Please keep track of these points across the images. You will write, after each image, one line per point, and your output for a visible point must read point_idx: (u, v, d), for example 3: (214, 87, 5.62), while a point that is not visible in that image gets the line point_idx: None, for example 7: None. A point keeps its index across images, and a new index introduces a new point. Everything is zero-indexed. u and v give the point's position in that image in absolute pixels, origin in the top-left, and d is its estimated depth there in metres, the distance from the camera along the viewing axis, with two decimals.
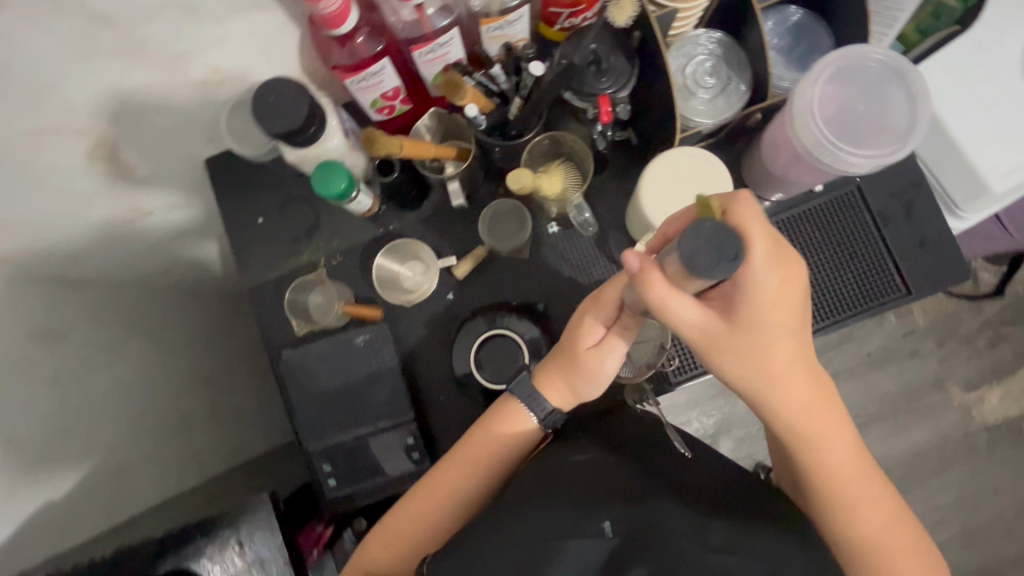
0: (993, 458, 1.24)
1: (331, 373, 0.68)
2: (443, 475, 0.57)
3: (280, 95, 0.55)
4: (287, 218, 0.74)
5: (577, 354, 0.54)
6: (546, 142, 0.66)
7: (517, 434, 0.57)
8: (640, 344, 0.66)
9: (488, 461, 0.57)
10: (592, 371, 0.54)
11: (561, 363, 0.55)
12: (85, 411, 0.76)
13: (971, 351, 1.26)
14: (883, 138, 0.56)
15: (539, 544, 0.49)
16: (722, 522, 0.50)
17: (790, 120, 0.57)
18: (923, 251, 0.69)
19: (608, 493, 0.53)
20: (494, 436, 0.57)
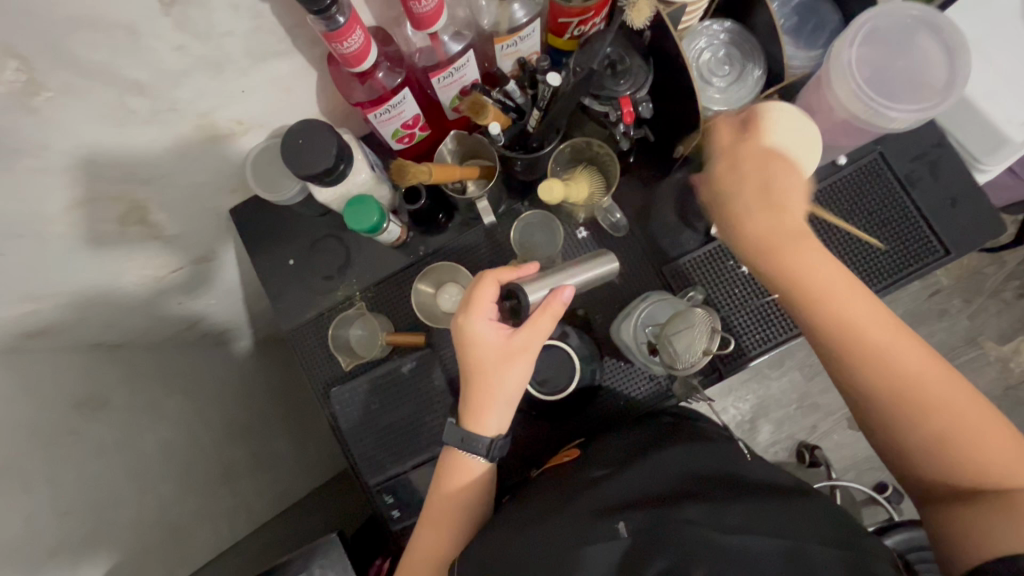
0: None
1: (381, 405, 0.68)
2: (422, 537, 0.57)
3: (307, 138, 0.56)
4: (317, 258, 0.75)
5: (481, 359, 0.54)
6: (568, 151, 0.67)
7: (461, 486, 0.57)
8: (687, 330, 0.58)
9: (455, 521, 0.57)
10: (502, 369, 0.54)
11: (479, 385, 0.55)
12: (135, 479, 0.77)
13: (1001, 304, 1.26)
14: (921, 92, 0.55)
15: (555, 554, 0.47)
16: (739, 507, 0.48)
17: (829, 88, 0.57)
18: (955, 211, 0.69)
19: (627, 497, 0.51)
20: (450, 490, 0.57)
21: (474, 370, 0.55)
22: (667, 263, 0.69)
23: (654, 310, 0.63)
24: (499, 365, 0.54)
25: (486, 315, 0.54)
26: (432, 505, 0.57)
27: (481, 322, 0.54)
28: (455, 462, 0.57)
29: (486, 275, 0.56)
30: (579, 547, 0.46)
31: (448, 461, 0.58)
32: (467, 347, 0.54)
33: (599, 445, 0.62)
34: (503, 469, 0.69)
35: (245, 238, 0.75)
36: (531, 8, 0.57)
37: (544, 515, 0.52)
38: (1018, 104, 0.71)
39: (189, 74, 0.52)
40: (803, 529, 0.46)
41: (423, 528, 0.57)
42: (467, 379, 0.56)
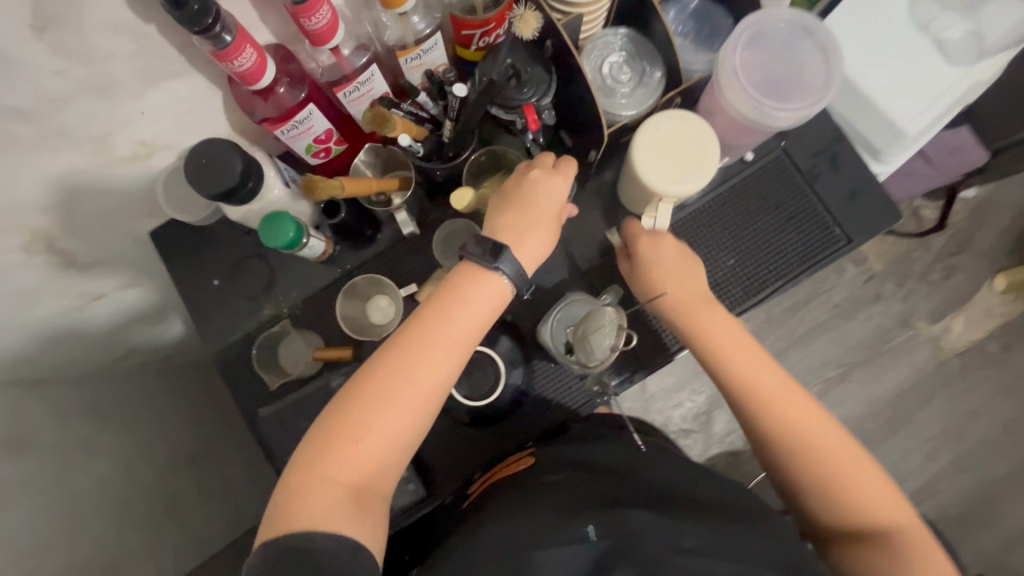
0: (971, 383, 1.31)
1: (311, 422, 0.68)
2: (405, 353, 0.51)
3: (209, 157, 0.55)
4: (243, 277, 0.74)
5: (545, 192, 0.58)
6: (484, 157, 0.68)
7: (478, 317, 0.54)
8: (599, 330, 0.59)
9: (448, 350, 0.52)
10: (550, 212, 0.58)
11: (528, 215, 0.57)
12: (62, 517, 0.73)
13: (929, 285, 1.34)
14: (805, 91, 0.59)
15: (515, 555, 0.49)
16: (696, 529, 0.49)
17: (721, 93, 0.60)
18: (854, 201, 0.73)
19: (586, 505, 0.53)
20: (453, 312, 0.53)
21: (523, 224, 0.57)
22: (591, 266, 0.72)
23: (572, 309, 0.64)
24: (548, 230, 0.58)
25: (563, 189, 0.59)
26: (433, 314, 0.53)
27: (555, 191, 0.58)
28: (473, 288, 0.54)
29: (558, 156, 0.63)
30: (538, 551, 0.49)
31: (465, 275, 0.54)
32: (530, 201, 0.58)
33: (548, 454, 0.64)
34: (442, 478, 0.68)
35: (167, 262, 0.73)
36: (431, 21, 0.58)
37: (512, 520, 0.54)
38: (906, 99, 0.76)
39: (76, 98, 0.51)
40: (756, 560, 0.48)
41: (425, 349, 0.51)
42: (508, 223, 0.57)
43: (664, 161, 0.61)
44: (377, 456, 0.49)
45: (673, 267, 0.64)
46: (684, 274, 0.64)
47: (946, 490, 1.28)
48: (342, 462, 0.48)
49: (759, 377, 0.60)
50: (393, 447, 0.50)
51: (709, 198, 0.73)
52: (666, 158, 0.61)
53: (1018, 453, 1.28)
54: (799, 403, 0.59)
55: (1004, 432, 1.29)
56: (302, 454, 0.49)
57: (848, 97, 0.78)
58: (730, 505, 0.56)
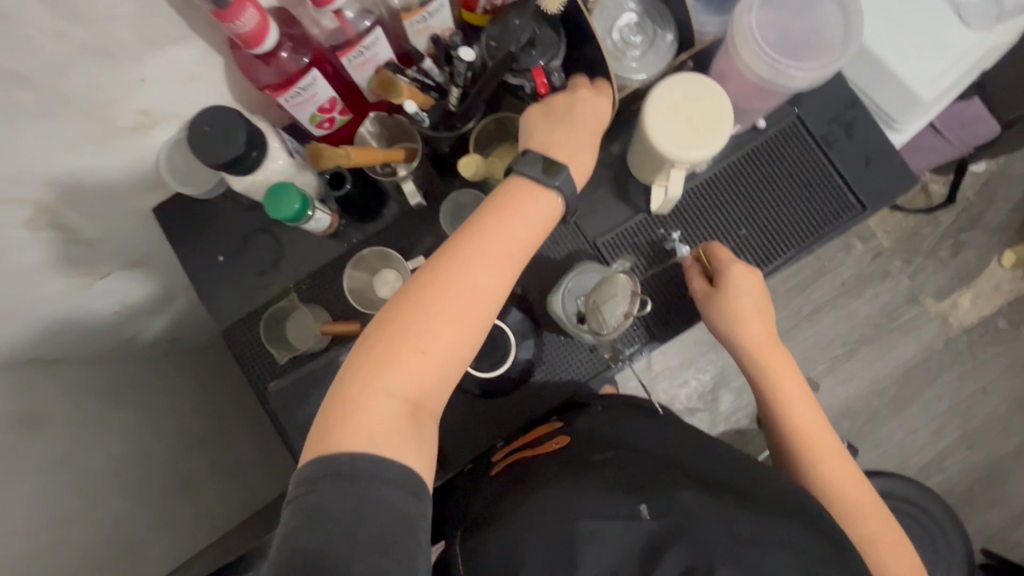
0: (979, 359, 1.30)
1: (321, 396, 0.67)
2: (460, 269, 0.51)
3: (212, 125, 0.54)
4: (249, 253, 0.73)
5: (586, 107, 0.58)
6: (492, 125, 0.67)
7: (528, 235, 0.54)
8: (611, 298, 0.59)
9: (504, 266, 0.52)
10: (593, 126, 0.58)
11: (572, 131, 0.57)
12: (76, 494, 0.74)
13: (938, 261, 1.32)
14: (822, 50, 0.57)
15: (565, 535, 0.48)
16: (752, 515, 0.48)
17: (735, 55, 0.58)
18: (869, 168, 0.72)
19: (633, 484, 0.52)
20: (507, 229, 0.53)
21: (569, 140, 0.57)
22: (601, 236, 0.71)
23: (581, 278, 0.63)
24: (589, 146, 0.58)
25: (606, 111, 0.59)
26: (487, 231, 0.52)
27: (597, 111, 0.58)
28: (522, 207, 0.54)
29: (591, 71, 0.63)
30: (586, 523, 0.49)
31: (516, 194, 0.54)
32: (576, 118, 0.57)
33: (583, 427, 0.63)
34: (452, 451, 0.68)
35: (172, 238, 0.73)
36: None
37: (560, 491, 0.53)
38: (924, 63, 0.74)
39: (77, 63, 0.50)
40: (812, 549, 0.47)
41: (476, 264, 0.51)
42: (551, 138, 0.57)
43: (676, 128, 0.59)
44: (432, 369, 0.49)
45: (745, 311, 0.66)
46: (755, 321, 0.66)
47: (953, 466, 1.28)
48: (402, 377, 0.48)
49: (797, 411, 0.65)
50: (449, 362, 0.50)
51: (721, 165, 0.72)
52: (680, 125, 0.59)
53: None
54: (833, 446, 0.64)
55: (1011, 407, 1.28)
56: (352, 367, 0.49)
57: (864, 62, 0.76)
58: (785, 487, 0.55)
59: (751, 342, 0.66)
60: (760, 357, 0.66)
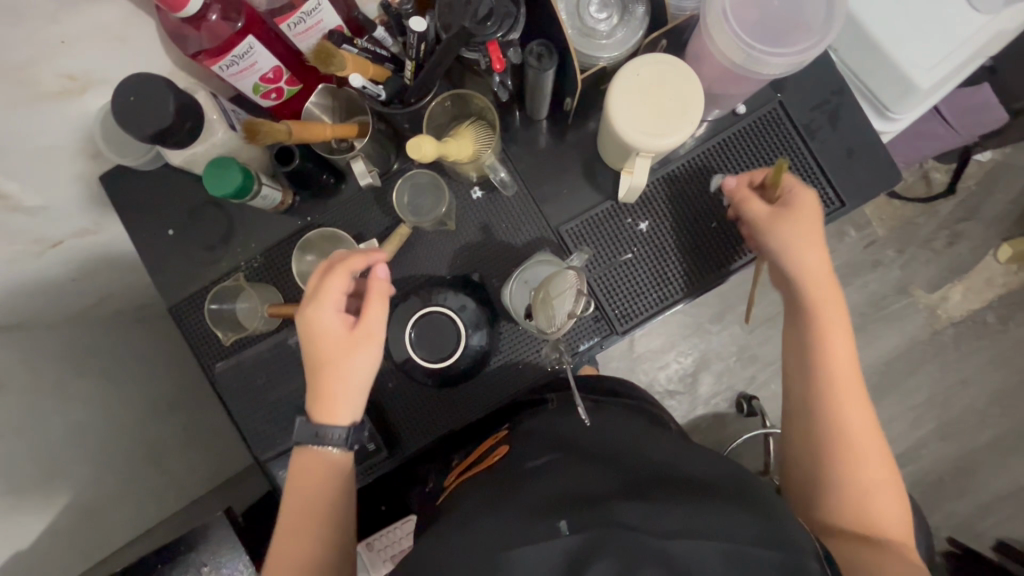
0: (964, 352, 1.29)
1: (269, 378, 0.66)
2: (287, 525, 0.53)
3: (140, 94, 0.51)
4: (199, 227, 0.70)
5: (331, 353, 0.54)
6: (451, 102, 0.63)
7: (336, 465, 0.55)
8: (560, 296, 0.58)
9: (319, 488, 0.54)
10: (353, 382, 0.54)
11: (329, 377, 0.54)
12: (45, 459, 0.72)
13: (931, 252, 1.29)
14: (799, 33, 0.53)
15: (484, 551, 0.42)
16: (681, 509, 0.42)
17: (706, 36, 0.54)
18: (851, 161, 0.68)
19: (564, 496, 0.45)
20: (316, 483, 0.54)
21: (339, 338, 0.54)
22: (565, 224, 0.68)
23: (534, 272, 0.62)
24: (363, 368, 0.54)
25: (338, 293, 0.54)
26: (296, 478, 0.55)
27: (335, 291, 0.54)
28: (321, 453, 0.55)
29: (336, 266, 0.54)
30: (516, 548, 0.41)
31: (296, 466, 0.55)
32: (324, 351, 0.54)
33: (528, 433, 0.59)
34: (406, 437, 0.68)
35: (120, 208, 0.69)
36: None
37: (482, 510, 0.46)
38: (924, 48, 0.68)
39: None
40: (744, 549, 0.40)
41: (304, 497, 0.54)
42: (315, 354, 0.54)
43: (642, 112, 0.55)
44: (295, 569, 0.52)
45: (807, 241, 0.60)
46: (811, 255, 0.60)
47: (927, 457, 1.28)
48: None
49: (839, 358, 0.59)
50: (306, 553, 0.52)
51: (695, 153, 0.68)
52: (645, 108, 0.55)
53: (1003, 423, 1.28)
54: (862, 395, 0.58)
55: (991, 402, 1.28)
56: None
57: (858, 45, 0.71)
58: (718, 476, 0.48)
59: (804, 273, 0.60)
60: (810, 279, 0.60)
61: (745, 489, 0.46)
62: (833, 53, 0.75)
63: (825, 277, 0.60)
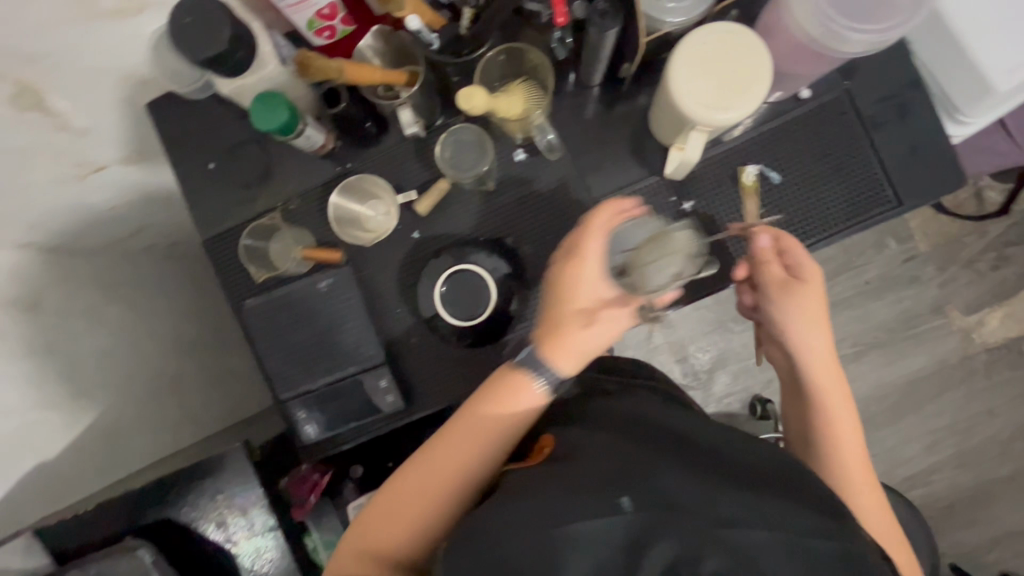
0: (993, 380, 1.24)
1: (296, 319, 0.66)
2: (469, 423, 0.53)
3: (196, 14, 0.50)
4: (239, 164, 0.70)
5: (578, 298, 0.54)
6: (502, 58, 0.62)
7: (533, 400, 0.54)
8: (659, 270, 0.56)
9: (515, 413, 0.53)
10: (586, 334, 0.54)
11: (559, 311, 0.54)
12: None
13: (974, 274, 1.24)
14: (884, 9, 0.50)
15: (541, 529, 0.40)
16: (742, 492, 0.40)
17: (783, 3, 0.52)
18: (914, 160, 0.64)
19: (619, 468, 0.43)
20: (510, 401, 0.53)
21: (592, 313, 0.54)
22: (607, 195, 0.66)
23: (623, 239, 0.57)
24: (603, 337, 0.54)
25: (596, 267, 0.55)
26: (495, 382, 0.54)
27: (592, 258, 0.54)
28: (528, 377, 0.54)
29: (600, 213, 0.55)
30: (572, 522, 0.39)
31: (507, 371, 0.54)
32: (567, 289, 0.55)
33: (569, 410, 0.56)
34: (424, 395, 0.68)
35: (164, 137, 0.70)
36: None
37: (538, 482, 0.45)
38: (1010, 44, 0.63)
39: None
40: (812, 543, 0.38)
41: (491, 413, 0.53)
42: (558, 310, 0.55)
43: (704, 83, 0.53)
44: (449, 472, 0.52)
45: (815, 321, 0.59)
46: (824, 342, 0.59)
47: (939, 481, 1.24)
48: (420, 490, 0.52)
49: (850, 448, 0.59)
50: (463, 465, 0.52)
51: (754, 134, 0.65)
52: (708, 79, 0.53)
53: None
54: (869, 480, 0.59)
55: (1015, 434, 1.23)
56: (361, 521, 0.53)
57: (935, 37, 0.67)
58: (770, 451, 0.46)
59: (812, 349, 0.59)
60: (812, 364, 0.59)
61: (805, 475, 0.45)
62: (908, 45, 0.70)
63: (830, 369, 0.59)
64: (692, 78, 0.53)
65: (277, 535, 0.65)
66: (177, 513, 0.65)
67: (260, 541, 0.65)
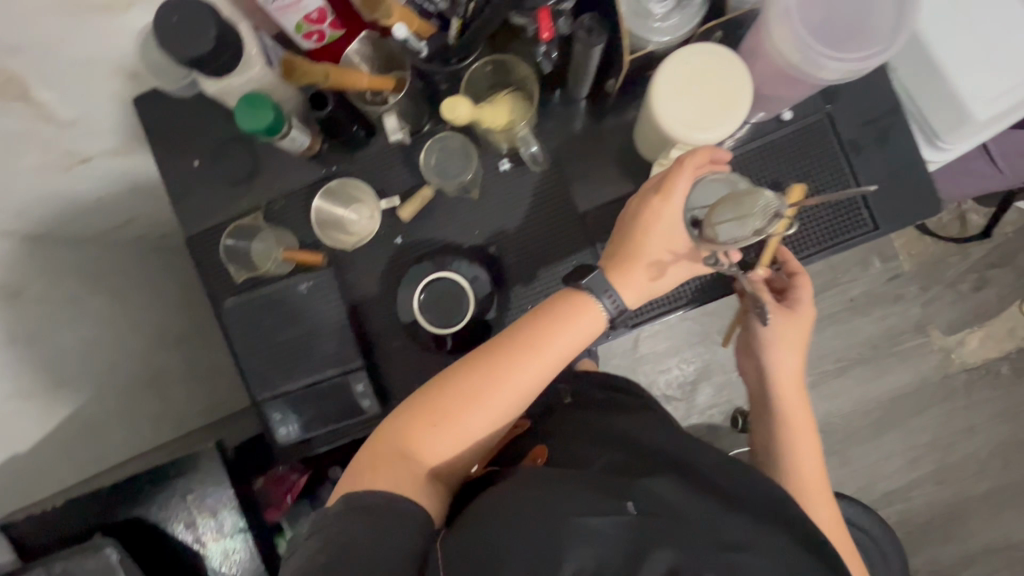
0: (972, 400, 1.26)
1: (275, 320, 0.66)
2: (528, 346, 0.55)
3: (183, 14, 0.50)
4: (225, 162, 0.70)
5: (653, 238, 0.55)
6: (490, 68, 0.62)
7: (590, 331, 0.56)
8: (734, 222, 0.51)
9: (572, 344, 0.56)
10: (651, 275, 0.57)
11: (633, 248, 0.56)
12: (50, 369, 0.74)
13: (956, 295, 1.26)
14: (861, 40, 0.51)
15: (548, 519, 0.42)
16: (739, 518, 0.44)
17: (764, 26, 0.52)
18: (893, 185, 0.66)
19: (626, 482, 0.47)
20: (571, 333, 0.56)
21: (662, 258, 0.56)
22: (591, 208, 0.66)
23: (707, 188, 0.54)
24: (671, 279, 0.58)
25: (680, 209, 0.55)
26: (560, 309, 0.56)
27: (678, 200, 0.54)
28: (593, 308, 0.56)
29: (692, 153, 0.54)
30: (580, 516, 0.42)
31: (573, 299, 0.56)
32: (644, 229, 0.55)
33: (568, 432, 0.61)
34: (401, 400, 0.68)
35: (150, 134, 0.69)
36: None
37: (540, 479, 0.47)
38: (988, 74, 0.65)
39: None
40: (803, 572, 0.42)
41: (551, 342, 0.55)
42: (632, 244, 0.56)
43: (684, 102, 0.54)
44: (503, 392, 0.54)
45: (787, 337, 0.61)
46: (792, 357, 0.62)
47: (917, 498, 1.26)
48: (469, 403, 0.54)
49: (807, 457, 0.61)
50: (515, 389, 0.55)
51: (736, 153, 0.66)
52: (688, 97, 0.54)
53: (1001, 476, 1.25)
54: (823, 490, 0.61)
55: (992, 454, 1.25)
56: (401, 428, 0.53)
57: (917, 64, 0.68)
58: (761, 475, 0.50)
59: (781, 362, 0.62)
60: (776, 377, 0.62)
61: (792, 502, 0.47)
62: (890, 70, 0.72)
63: (792, 382, 0.62)
64: (675, 94, 0.54)
65: (248, 537, 0.65)
66: (148, 512, 0.65)
67: (230, 543, 0.65)
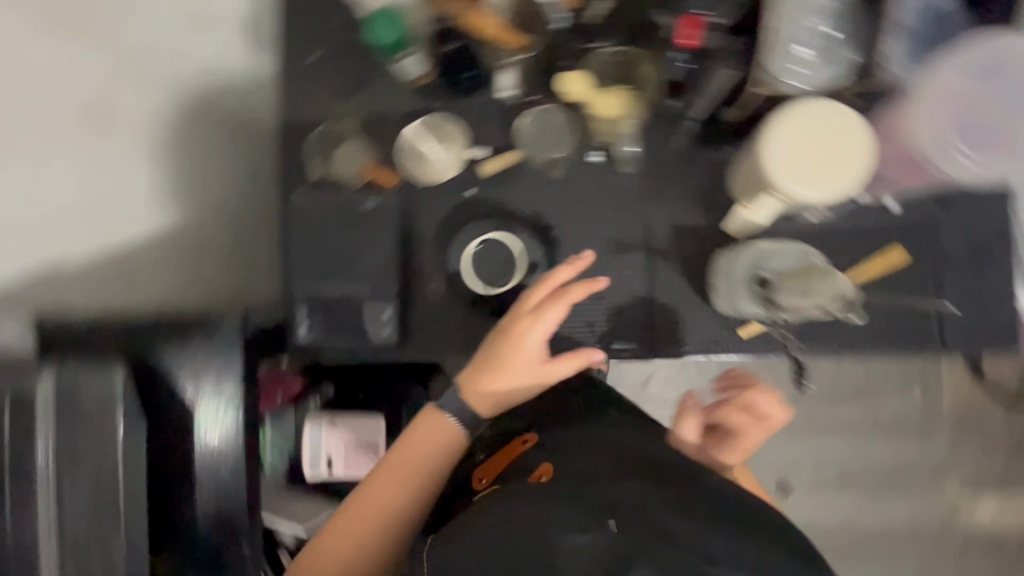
0: (967, 562, 1.18)
1: (332, 226, 0.68)
2: (409, 454, 0.62)
3: None
4: (335, 66, 0.72)
5: (517, 349, 0.59)
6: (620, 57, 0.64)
7: (449, 436, 0.62)
8: (800, 293, 0.58)
9: (443, 454, 0.62)
10: (503, 384, 0.60)
11: (504, 357, 0.59)
12: None
13: (989, 453, 1.19)
14: (994, 144, 0.57)
15: (528, 538, 0.43)
16: (726, 533, 0.43)
17: (908, 114, 0.58)
18: (973, 311, 0.63)
19: (614, 496, 0.46)
20: (432, 457, 0.62)
21: (520, 369, 0.59)
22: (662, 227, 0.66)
23: (779, 256, 0.60)
24: (524, 384, 0.60)
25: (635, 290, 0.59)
26: (423, 442, 0.62)
27: (544, 326, 0.59)
28: (444, 428, 0.62)
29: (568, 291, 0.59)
30: (561, 537, 0.43)
31: (431, 424, 0.62)
32: (514, 342, 0.59)
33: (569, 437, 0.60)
34: (417, 342, 0.69)
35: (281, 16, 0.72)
36: None
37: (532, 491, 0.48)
38: None
39: None
40: None
41: (421, 458, 0.62)
42: (497, 354, 0.59)
43: (799, 152, 0.53)
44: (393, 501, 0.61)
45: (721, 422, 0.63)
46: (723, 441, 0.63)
47: None
48: (371, 518, 0.60)
49: None
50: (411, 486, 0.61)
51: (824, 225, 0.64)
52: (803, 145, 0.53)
53: None
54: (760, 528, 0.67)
55: None
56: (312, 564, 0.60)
57: None
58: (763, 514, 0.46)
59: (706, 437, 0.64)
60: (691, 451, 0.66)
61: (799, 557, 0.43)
62: None
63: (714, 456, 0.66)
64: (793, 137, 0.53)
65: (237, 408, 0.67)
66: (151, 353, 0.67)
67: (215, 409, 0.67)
